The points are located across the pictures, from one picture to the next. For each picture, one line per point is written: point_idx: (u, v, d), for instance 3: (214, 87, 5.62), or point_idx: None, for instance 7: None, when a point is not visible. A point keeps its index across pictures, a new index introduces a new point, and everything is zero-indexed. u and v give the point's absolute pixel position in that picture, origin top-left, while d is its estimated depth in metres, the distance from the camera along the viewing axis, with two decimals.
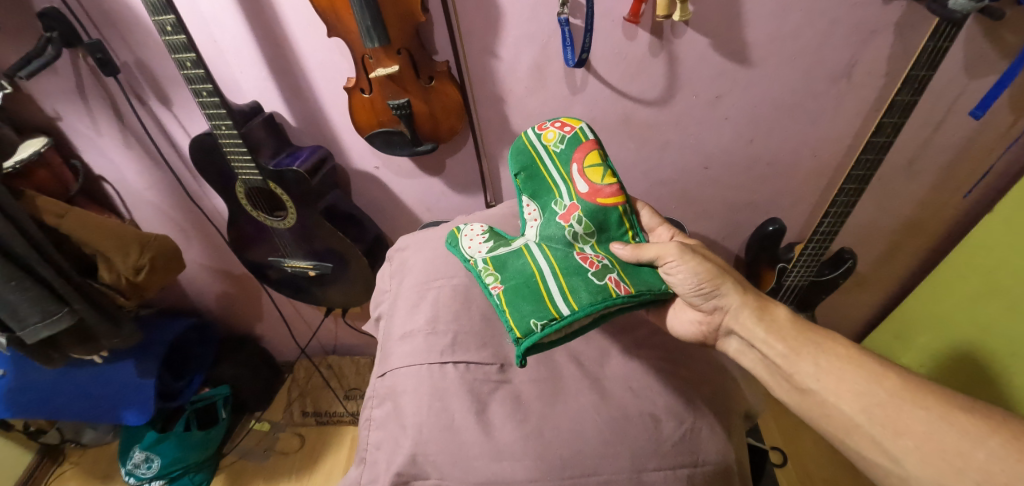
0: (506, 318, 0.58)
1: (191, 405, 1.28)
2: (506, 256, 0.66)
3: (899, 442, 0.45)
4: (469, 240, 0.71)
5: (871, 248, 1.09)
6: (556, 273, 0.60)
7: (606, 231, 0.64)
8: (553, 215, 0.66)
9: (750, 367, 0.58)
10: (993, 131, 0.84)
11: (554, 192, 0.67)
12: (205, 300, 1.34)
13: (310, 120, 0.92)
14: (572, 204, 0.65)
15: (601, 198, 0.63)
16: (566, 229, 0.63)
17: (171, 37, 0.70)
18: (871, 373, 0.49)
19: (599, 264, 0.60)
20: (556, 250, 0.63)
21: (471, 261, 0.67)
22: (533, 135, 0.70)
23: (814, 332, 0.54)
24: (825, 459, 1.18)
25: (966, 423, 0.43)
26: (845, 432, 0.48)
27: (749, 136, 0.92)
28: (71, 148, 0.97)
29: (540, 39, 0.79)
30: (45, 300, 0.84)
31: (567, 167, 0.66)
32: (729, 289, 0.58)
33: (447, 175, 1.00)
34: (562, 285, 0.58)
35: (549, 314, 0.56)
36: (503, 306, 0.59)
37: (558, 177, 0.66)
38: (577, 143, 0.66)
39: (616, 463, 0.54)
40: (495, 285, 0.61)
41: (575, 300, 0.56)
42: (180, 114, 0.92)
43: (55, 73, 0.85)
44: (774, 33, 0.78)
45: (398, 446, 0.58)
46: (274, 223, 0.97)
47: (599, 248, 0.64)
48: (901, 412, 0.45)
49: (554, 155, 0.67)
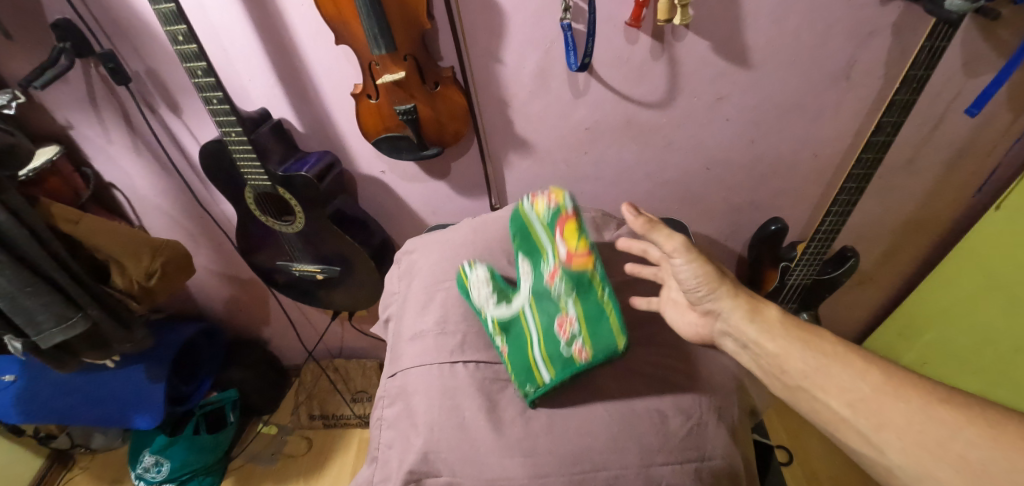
0: (510, 371, 0.63)
1: (199, 409, 1.30)
2: (507, 310, 0.66)
3: (883, 435, 0.43)
4: (477, 287, 0.68)
5: (874, 245, 1.09)
6: (540, 338, 0.62)
7: (583, 293, 0.60)
8: (542, 275, 0.65)
9: (745, 364, 0.57)
10: (991, 129, 0.85)
11: (542, 253, 0.67)
12: (213, 304, 1.36)
13: (317, 126, 0.93)
14: (554, 267, 0.63)
15: (579, 261, 0.60)
16: (551, 289, 0.63)
17: (183, 46, 0.72)
18: (855, 368, 0.47)
19: (569, 331, 0.59)
20: (542, 308, 0.64)
21: (481, 314, 0.67)
22: (529, 204, 0.71)
23: (802, 328, 0.53)
24: (829, 456, 1.19)
25: (944, 414, 0.42)
26: (832, 426, 0.47)
27: (749, 137, 0.93)
28: (82, 156, 0.99)
29: (543, 45, 0.81)
30: (61, 305, 0.85)
31: (551, 234, 0.65)
32: (723, 292, 0.58)
33: (452, 178, 1.02)
34: (543, 353, 0.60)
35: (535, 381, 0.59)
36: (506, 360, 0.64)
37: (545, 240, 0.66)
38: (560, 213, 0.65)
39: (625, 458, 0.54)
40: (501, 344, 0.65)
41: (551, 368, 0.58)
42: (189, 121, 0.94)
43: (68, 82, 0.87)
44: (773, 35, 0.79)
45: (410, 445, 0.59)
46: (282, 228, 0.99)
47: (576, 305, 0.60)
48: (881, 405, 0.44)
49: (543, 223, 0.67)
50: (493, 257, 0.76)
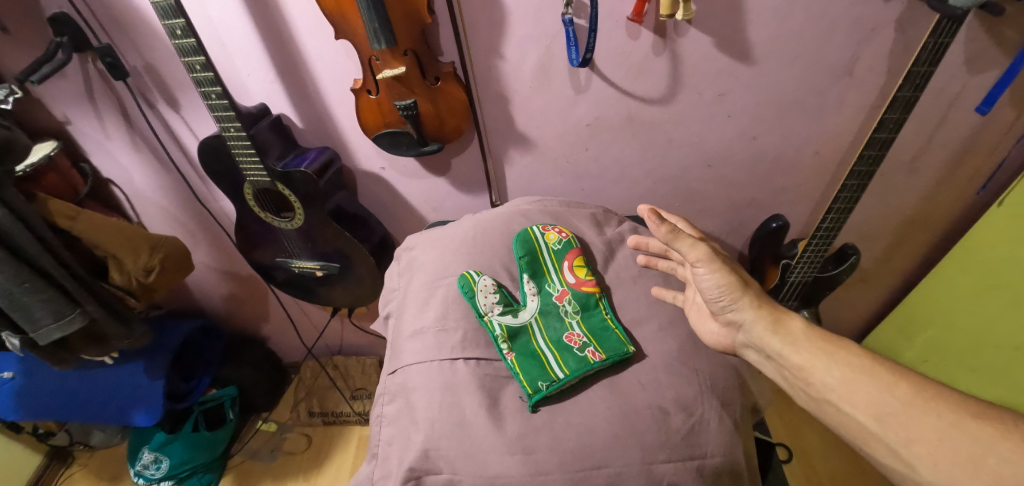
0: (518, 380, 0.61)
1: (199, 405, 1.29)
2: (517, 317, 0.68)
3: (913, 449, 0.44)
4: (484, 296, 0.69)
5: (875, 242, 1.09)
6: (550, 347, 0.65)
7: (589, 312, 0.69)
8: (548, 295, 0.72)
9: (770, 375, 0.58)
10: (994, 126, 0.85)
11: (547, 277, 0.73)
12: (212, 301, 1.35)
13: (316, 122, 0.93)
14: (563, 289, 0.71)
15: (586, 287, 0.71)
16: (560, 308, 0.70)
17: (181, 41, 0.71)
18: (883, 382, 0.48)
19: (579, 340, 0.65)
20: (550, 324, 0.68)
21: (487, 321, 0.67)
22: (537, 231, 0.77)
23: (829, 341, 0.54)
24: (829, 453, 1.20)
25: (975, 429, 0.42)
26: (861, 439, 0.48)
27: (751, 134, 0.93)
28: (80, 151, 0.98)
29: (545, 40, 0.80)
30: (58, 301, 0.85)
31: (559, 262, 0.74)
32: (745, 304, 0.58)
33: (452, 175, 1.02)
34: (556, 357, 0.63)
35: (550, 377, 0.60)
36: (516, 371, 0.62)
37: (552, 268, 0.74)
38: (570, 247, 0.75)
39: (627, 455, 0.54)
40: (507, 350, 0.64)
41: (565, 366, 0.61)
42: (188, 116, 0.93)
43: (65, 77, 0.86)
44: (776, 31, 0.78)
45: (409, 442, 0.59)
46: (281, 224, 0.98)
47: (582, 324, 0.67)
48: (910, 419, 0.45)
49: (552, 252, 0.74)
50: (494, 253, 0.76)
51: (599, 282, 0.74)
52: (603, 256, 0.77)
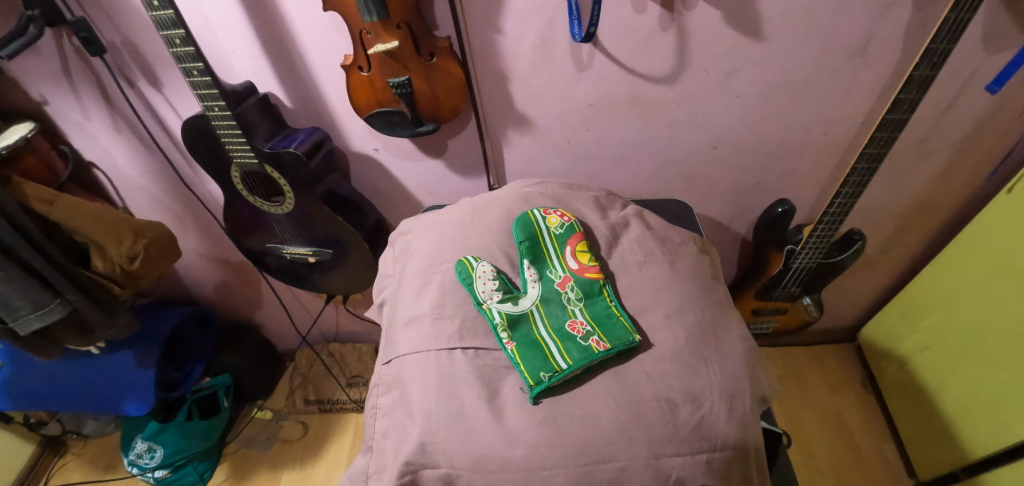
0: (518, 369, 0.59)
1: (192, 394, 1.27)
2: (517, 305, 0.65)
3: None
4: (482, 282, 0.66)
5: (881, 227, 1.07)
6: (552, 336, 0.62)
7: (593, 300, 0.66)
8: (549, 281, 0.69)
9: None
10: (1011, 107, 0.81)
11: (548, 262, 0.70)
12: (204, 288, 1.32)
13: (307, 101, 0.89)
14: (565, 276, 0.69)
15: (589, 273, 0.68)
16: (562, 295, 0.67)
17: (158, 12, 0.66)
18: None
19: (583, 329, 0.62)
20: (552, 312, 0.66)
21: (485, 308, 0.64)
22: (538, 215, 0.74)
23: None
24: (827, 440, 1.22)
25: None
26: None
27: (759, 115, 0.90)
28: (60, 133, 0.94)
29: (544, 14, 0.76)
30: (37, 290, 0.82)
31: (561, 247, 0.71)
32: None
33: (448, 157, 0.98)
34: (558, 345, 0.61)
35: (551, 367, 0.58)
36: (516, 361, 0.60)
37: (553, 254, 0.71)
38: (572, 232, 0.72)
39: (633, 448, 0.52)
40: (506, 340, 0.62)
41: (568, 356, 0.59)
42: (171, 95, 0.88)
43: (39, 53, 0.81)
44: (789, 6, 0.74)
45: (405, 435, 0.57)
46: (271, 208, 0.94)
47: (585, 311, 0.65)
48: None
49: (554, 236, 0.72)
50: (493, 238, 0.73)
51: (603, 268, 0.71)
52: (606, 240, 0.74)
